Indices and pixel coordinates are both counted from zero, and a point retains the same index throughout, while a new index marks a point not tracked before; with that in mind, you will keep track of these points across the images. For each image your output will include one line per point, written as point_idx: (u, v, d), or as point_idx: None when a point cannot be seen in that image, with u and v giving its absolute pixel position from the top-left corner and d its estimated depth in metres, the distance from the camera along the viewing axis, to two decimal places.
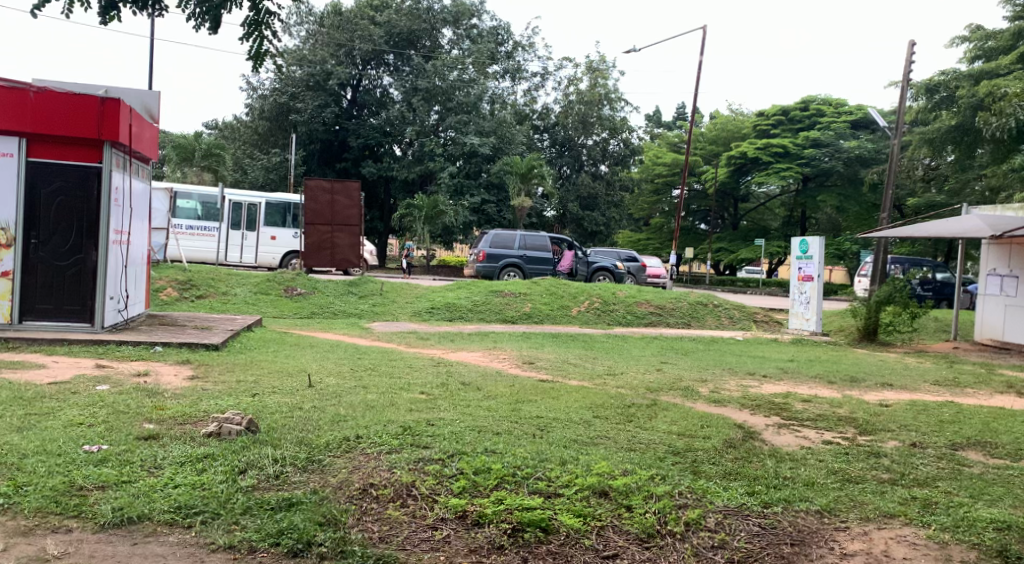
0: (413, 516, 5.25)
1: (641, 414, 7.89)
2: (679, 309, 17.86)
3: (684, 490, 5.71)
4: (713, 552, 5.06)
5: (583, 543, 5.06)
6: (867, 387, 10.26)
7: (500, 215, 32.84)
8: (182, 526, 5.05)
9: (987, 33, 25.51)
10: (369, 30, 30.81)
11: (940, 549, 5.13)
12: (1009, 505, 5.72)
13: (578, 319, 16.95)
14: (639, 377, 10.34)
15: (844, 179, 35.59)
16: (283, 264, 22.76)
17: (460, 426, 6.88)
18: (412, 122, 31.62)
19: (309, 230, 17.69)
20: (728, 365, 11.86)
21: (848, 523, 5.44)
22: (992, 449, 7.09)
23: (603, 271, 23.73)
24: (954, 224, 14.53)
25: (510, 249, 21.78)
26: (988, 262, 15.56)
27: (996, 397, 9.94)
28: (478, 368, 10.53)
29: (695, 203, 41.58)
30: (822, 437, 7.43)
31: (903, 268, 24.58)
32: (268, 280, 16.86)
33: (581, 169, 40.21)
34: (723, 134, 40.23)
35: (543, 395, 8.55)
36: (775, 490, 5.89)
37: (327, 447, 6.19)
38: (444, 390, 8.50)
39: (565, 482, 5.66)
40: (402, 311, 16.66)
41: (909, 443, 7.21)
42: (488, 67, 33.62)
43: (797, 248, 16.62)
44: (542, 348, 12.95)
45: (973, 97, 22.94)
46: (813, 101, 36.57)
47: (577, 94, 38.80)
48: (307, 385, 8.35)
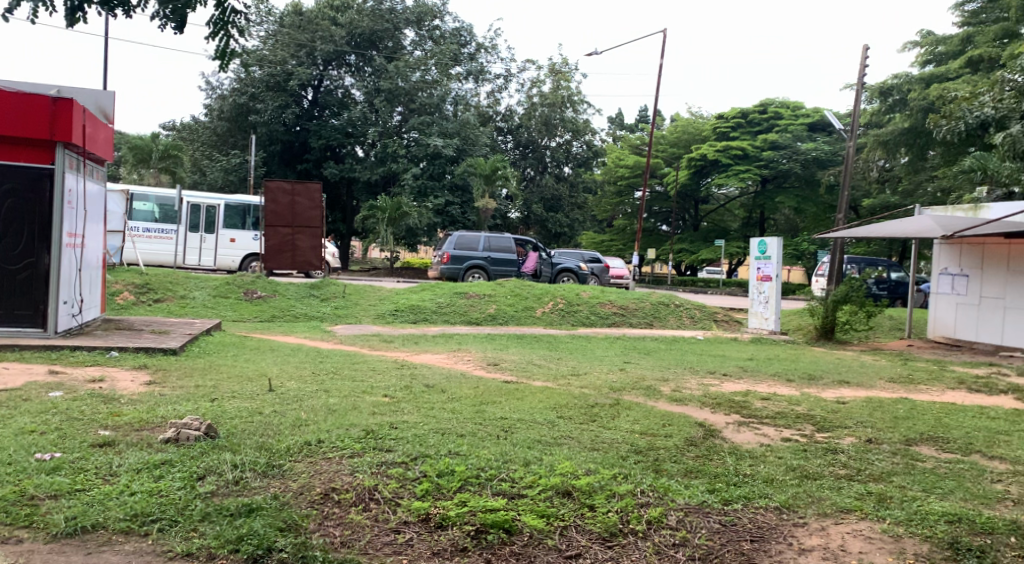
0: (375, 520, 5.23)
1: (604, 414, 7.92)
2: (641, 309, 17.99)
3: (646, 488, 5.77)
4: (675, 551, 5.10)
5: (546, 543, 5.08)
6: (825, 385, 10.43)
7: (464, 217, 32.83)
8: (138, 534, 4.98)
9: (937, 38, 26.10)
10: (330, 31, 30.59)
11: (893, 542, 5.24)
12: (961, 498, 5.86)
13: (542, 320, 16.99)
14: (603, 377, 10.38)
15: (801, 181, 36.09)
16: (243, 266, 22.35)
17: (424, 429, 6.85)
18: (374, 122, 31.51)
19: (269, 232, 17.49)
20: (690, 364, 11.95)
21: (806, 519, 5.52)
22: (944, 444, 7.26)
23: (567, 272, 23.79)
24: (908, 224, 14.83)
25: (475, 250, 21.76)
26: (939, 261, 15.90)
27: (948, 393, 10.18)
28: (442, 369, 10.51)
29: (657, 205, 41.89)
30: (780, 435, 7.53)
31: (860, 268, 25.03)
32: (228, 283, 16.67)
33: (545, 172, 40.36)
34: (685, 136, 40.54)
35: (508, 396, 8.58)
36: (735, 487, 5.97)
37: (288, 452, 6.13)
38: (408, 393, 8.48)
39: (529, 483, 5.69)
40: (365, 314, 16.55)
41: (865, 439, 7.35)
42: (451, 68, 33.64)
43: (755, 249, 16.80)
44: (507, 349, 13.00)
45: (924, 100, 23.55)
46: (771, 104, 37.18)
47: (540, 96, 38.85)
48: (267, 389, 8.27)
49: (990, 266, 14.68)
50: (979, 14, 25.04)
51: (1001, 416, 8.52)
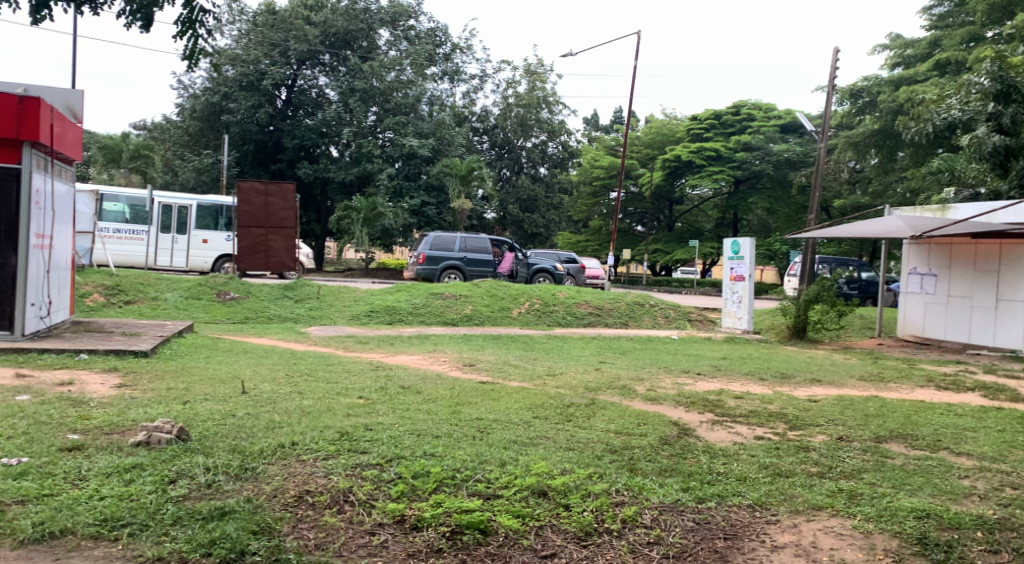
0: (350, 522, 5.21)
1: (579, 413, 7.95)
2: (617, 309, 18.06)
3: (621, 487, 5.81)
4: (649, 549, 5.13)
5: (521, 543, 5.08)
6: (797, 384, 10.54)
7: (439, 217, 32.70)
8: (108, 539, 4.91)
9: (906, 41, 26.55)
10: (304, 30, 30.44)
11: (864, 539, 5.30)
12: (929, 494, 5.95)
13: (518, 320, 17.02)
14: (578, 377, 10.41)
15: (773, 182, 36.47)
16: (215, 268, 22.11)
17: (399, 431, 6.83)
18: (349, 122, 31.36)
19: (243, 233, 17.35)
20: (665, 364, 12.01)
21: (779, 517, 5.57)
22: (914, 441, 7.36)
23: (543, 273, 23.83)
24: (879, 224, 15.02)
25: (451, 251, 21.71)
26: (909, 261, 16.11)
27: (917, 391, 10.33)
28: (417, 370, 10.48)
29: (632, 206, 42.13)
30: (753, 433, 7.60)
31: (831, 268, 25.32)
32: (200, 285, 16.51)
33: (520, 172, 40.42)
34: (659, 138, 40.56)
35: (483, 397, 8.57)
36: (709, 485, 6.02)
37: (262, 454, 6.09)
38: (383, 395, 8.44)
39: (505, 483, 5.70)
40: (340, 315, 16.44)
41: (836, 437, 7.44)
42: (426, 68, 33.62)
43: (728, 249, 16.93)
44: (483, 349, 13.02)
45: (893, 102, 23.87)
46: (743, 106, 37.43)
47: (515, 96, 38.91)
48: (240, 391, 8.20)
49: (957, 265, 14.91)
50: (946, 18, 25.38)
51: (968, 413, 8.67)
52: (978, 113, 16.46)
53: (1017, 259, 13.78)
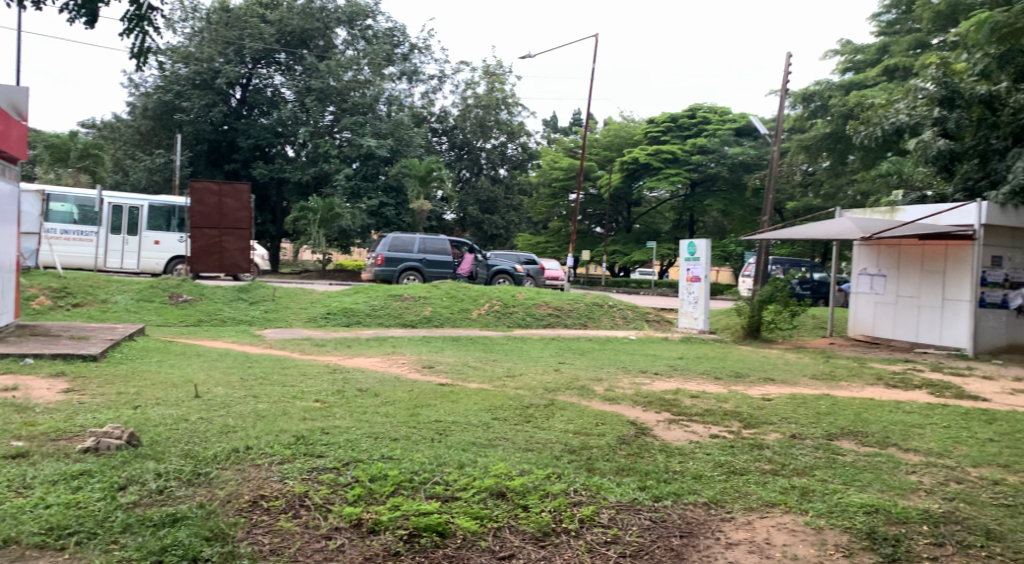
0: (305, 527, 5.15)
1: (539, 414, 7.98)
2: (576, 309, 18.16)
3: (579, 487, 5.85)
4: (607, 548, 5.16)
5: (479, 545, 5.08)
6: (751, 382, 10.72)
7: (398, 218, 32.47)
8: (53, 548, 4.80)
9: (856, 47, 27.11)
10: (259, 29, 29.97)
11: (816, 534, 5.39)
12: (878, 489, 6.08)
13: (477, 321, 17.02)
14: (538, 378, 10.44)
15: (729, 184, 37.04)
16: (168, 269, 21.74)
17: (356, 434, 6.79)
18: (305, 122, 31.01)
19: (196, 234, 17.08)
20: (623, 364, 12.11)
21: (733, 514, 5.65)
22: (863, 438, 7.51)
23: (503, 275, 23.88)
24: (830, 226, 15.28)
25: (410, 252, 21.61)
26: (859, 262, 16.43)
27: (867, 389, 10.56)
28: (375, 372, 10.41)
29: (591, 207, 42.41)
30: (709, 432, 7.70)
31: (784, 268, 25.78)
32: (152, 287, 16.21)
33: (480, 173, 40.47)
34: (617, 140, 40.66)
35: (442, 399, 8.54)
36: (665, 483, 6.08)
37: (215, 459, 6.00)
38: (340, 398, 8.37)
39: (462, 485, 5.69)
40: (296, 317, 16.24)
41: (789, 435, 7.56)
42: (384, 68, 33.45)
43: (685, 250, 17.12)
44: (443, 351, 12.99)
45: (844, 105, 24.33)
46: (699, 109, 37.83)
47: (474, 98, 38.90)
48: (193, 395, 8.07)
49: (905, 266, 15.25)
50: (893, 25, 26.00)
51: (916, 409, 8.89)
52: (924, 118, 16.77)
53: (962, 260, 14.14)
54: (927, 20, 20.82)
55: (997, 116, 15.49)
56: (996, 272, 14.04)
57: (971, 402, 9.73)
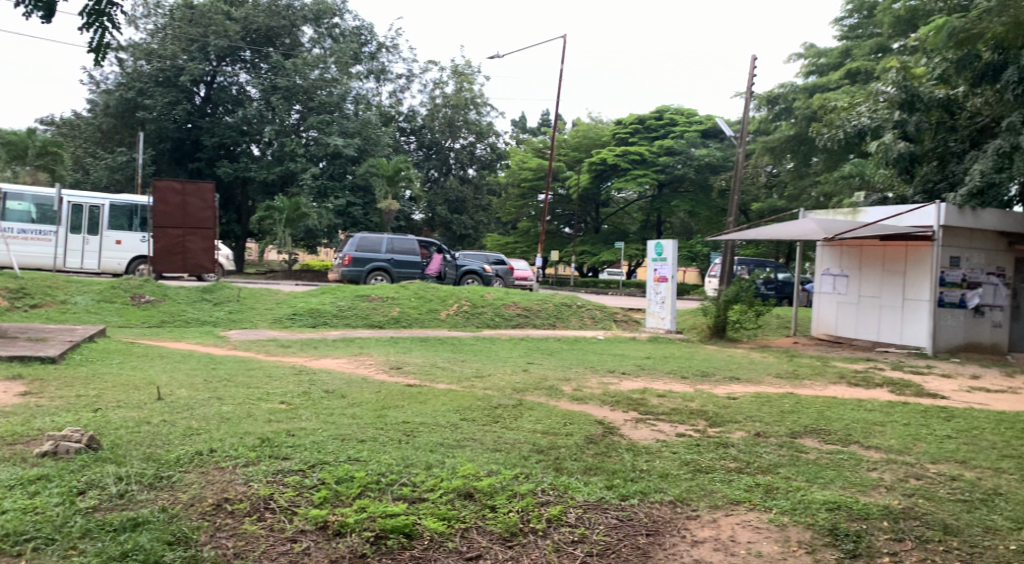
0: (271, 530, 5.11)
1: (507, 414, 7.99)
2: (544, 309, 18.19)
3: (546, 486, 5.86)
4: (573, 547, 5.18)
5: (446, 546, 5.07)
6: (717, 381, 10.82)
7: (366, 218, 32.30)
8: (10, 554, 4.71)
9: (820, 50, 27.48)
10: (224, 26, 29.61)
11: (779, 531, 5.45)
12: (840, 486, 6.17)
13: (446, 322, 16.99)
14: (506, 378, 10.44)
15: (695, 186, 37.38)
16: (130, 269, 21.40)
17: (323, 436, 6.74)
18: (270, 120, 30.71)
19: (159, 234, 16.83)
20: (590, 363, 12.16)
21: (699, 512, 5.70)
22: (826, 436, 7.62)
23: (472, 275, 23.88)
24: (794, 227, 15.48)
25: (378, 252, 21.48)
26: (822, 262, 16.64)
27: (831, 387, 10.71)
28: (341, 374, 10.34)
29: (560, 207, 42.51)
30: (675, 430, 7.76)
31: (749, 268, 26.06)
32: (113, 288, 15.94)
33: (448, 172, 40.37)
34: (586, 141, 40.77)
35: (410, 399, 8.50)
36: (632, 482, 6.11)
37: (178, 462, 5.92)
38: (306, 399, 8.32)
39: (430, 486, 5.67)
40: (261, 318, 16.06)
41: (754, 433, 7.63)
42: (352, 67, 33.28)
43: (652, 251, 17.24)
44: (410, 352, 12.95)
45: (807, 108, 24.65)
46: (666, 111, 38.14)
47: (443, 97, 38.85)
48: (155, 397, 7.95)
49: (867, 266, 15.48)
50: (856, 29, 26.41)
51: (877, 407, 9.03)
52: (885, 121, 17.18)
53: (921, 261, 14.39)
54: (888, 24, 21.15)
55: (955, 120, 16.09)
56: (954, 272, 14.32)
57: (930, 400, 9.92)
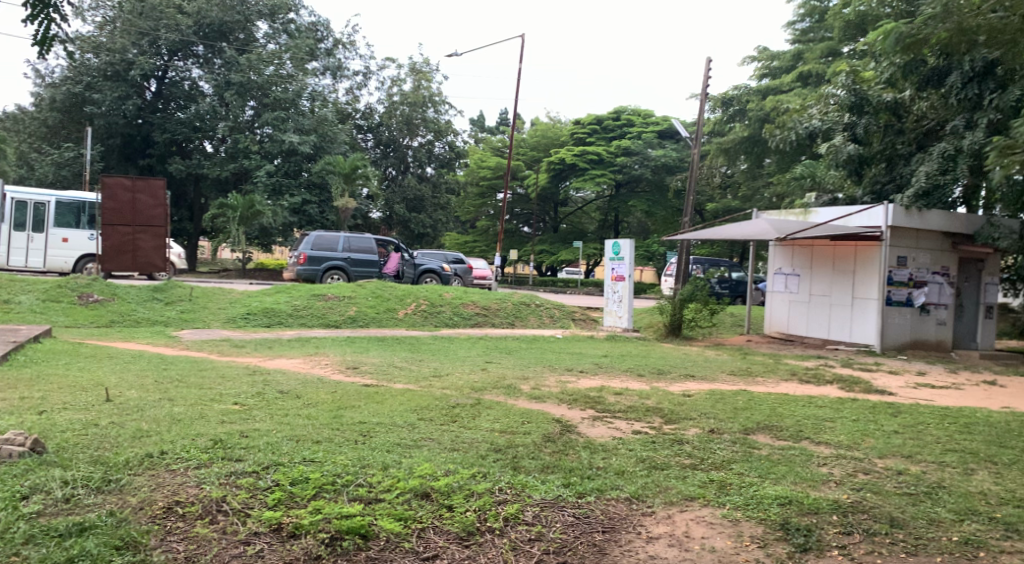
0: (223, 532, 5.03)
1: (465, 414, 7.96)
2: (503, 309, 18.19)
3: (504, 485, 5.86)
4: (530, 545, 5.20)
5: (402, 546, 5.04)
6: (672, 379, 10.94)
7: (322, 216, 32.03)
8: None
9: (772, 54, 27.96)
10: (176, 19, 29.07)
11: (733, 526, 5.52)
12: (792, 482, 6.27)
13: (404, 321, 16.90)
14: (464, 378, 10.42)
15: (651, 186, 37.76)
16: (77, 268, 20.89)
17: (277, 437, 6.66)
18: (224, 117, 30.27)
19: (107, 232, 16.47)
20: (548, 362, 12.22)
21: (654, 508, 5.75)
22: (778, 432, 7.74)
23: (430, 273, 23.81)
24: (748, 228, 15.68)
25: (334, 251, 21.27)
26: (775, 262, 16.89)
27: (782, 384, 10.90)
28: (297, 374, 10.23)
29: (519, 207, 42.49)
30: (632, 428, 7.82)
31: (704, 268, 26.36)
32: (60, 287, 15.56)
33: (406, 171, 40.16)
34: (544, 141, 40.90)
35: (367, 399, 8.44)
36: (589, 480, 6.15)
37: (127, 465, 5.80)
38: (260, 399, 8.22)
39: (386, 487, 5.63)
40: (214, 317, 15.80)
41: (708, 430, 7.73)
42: (307, 63, 32.95)
43: (609, 250, 17.32)
44: (368, 351, 12.90)
45: (760, 110, 25.01)
46: (623, 111, 38.47)
47: (400, 94, 38.72)
48: (103, 399, 7.77)
49: (818, 265, 15.76)
50: (807, 33, 26.88)
51: (827, 404, 9.21)
52: (835, 123, 17.51)
53: (870, 260, 14.69)
54: (838, 28, 21.54)
55: (903, 123, 16.39)
56: (901, 271, 14.66)
57: (878, 396, 10.14)
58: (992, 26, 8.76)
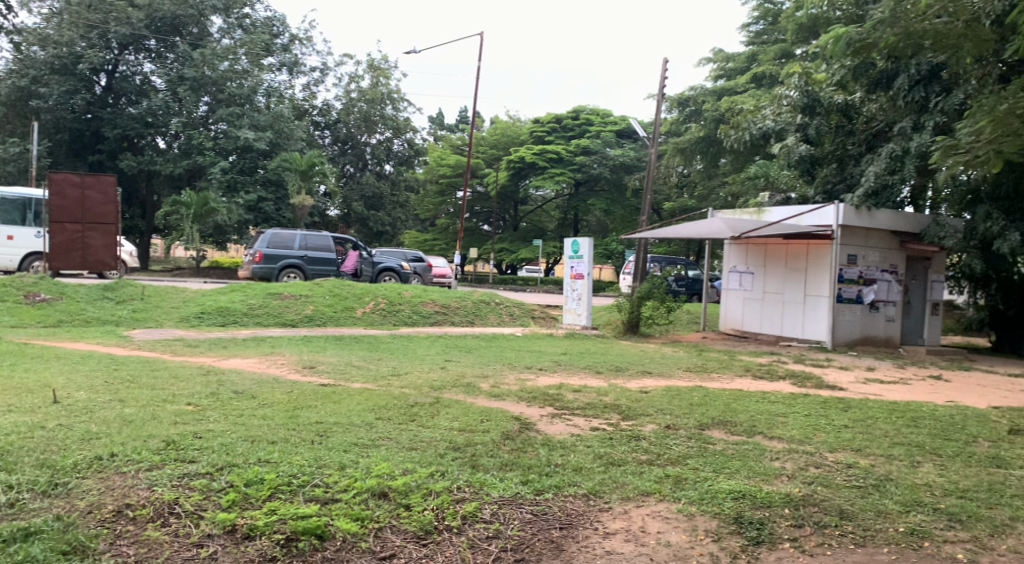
0: (175, 536, 4.97)
1: (424, 413, 7.93)
2: (463, 307, 18.15)
3: (462, 483, 5.85)
4: (487, 543, 5.20)
5: (359, 546, 5.02)
6: (630, 375, 11.04)
7: (278, 214, 31.65)
8: None
9: (727, 55, 28.32)
10: (126, 12, 28.45)
11: (688, 521, 5.59)
12: (746, 476, 6.36)
13: (362, 320, 16.77)
14: (423, 376, 10.39)
15: (610, 185, 38.01)
16: (23, 267, 20.34)
17: (231, 437, 6.57)
18: (177, 112, 29.70)
19: (55, 229, 16.09)
20: (507, 360, 12.23)
21: (610, 504, 5.79)
22: (732, 427, 7.85)
23: (388, 272, 23.69)
24: (704, 226, 15.84)
25: (290, 249, 21.02)
26: (730, 260, 17.11)
27: (736, 380, 11.07)
28: (253, 374, 10.10)
29: (479, 205, 42.39)
30: (590, 424, 7.87)
31: (661, 266, 26.60)
32: (5, 286, 15.14)
33: (365, 168, 39.86)
34: (503, 139, 40.99)
35: (324, 399, 8.36)
36: (547, 477, 6.17)
37: (75, 468, 5.67)
38: (215, 400, 8.09)
39: (343, 487, 5.59)
40: (168, 316, 15.52)
41: (664, 426, 7.81)
42: (263, 59, 32.48)
43: (567, 248, 17.37)
44: (326, 350, 12.81)
45: (716, 110, 25.32)
46: (583, 110, 38.60)
47: (358, 91, 38.41)
48: (51, 401, 7.59)
49: (772, 263, 16.01)
50: (761, 35, 27.30)
51: (779, 399, 9.37)
52: (788, 124, 17.81)
53: (822, 259, 14.97)
54: (791, 31, 21.84)
55: (853, 123, 16.77)
56: (852, 269, 14.96)
57: (829, 391, 10.34)
58: (936, 31, 8.91)
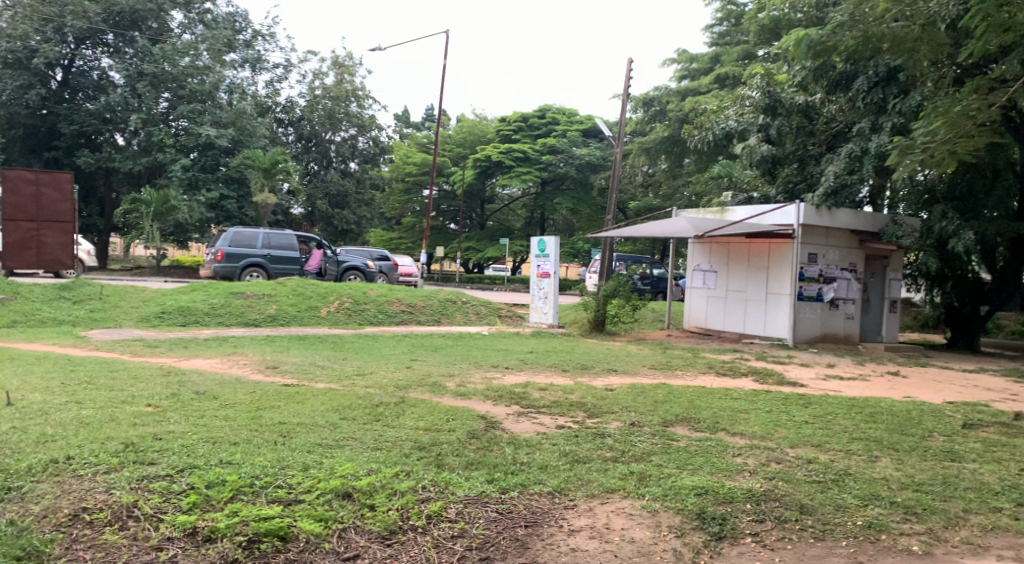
0: (134, 539, 4.90)
1: (389, 412, 7.89)
2: (429, 306, 18.09)
3: (427, 483, 5.83)
4: (452, 542, 5.19)
5: (323, 547, 4.98)
6: (595, 373, 11.09)
7: (241, 212, 31.24)
8: None
9: (691, 56, 28.50)
10: (83, 6, 27.94)
11: (652, 517, 5.62)
12: (708, 472, 6.43)
13: (327, 320, 16.63)
14: (388, 376, 10.34)
15: (576, 184, 38.12)
16: None
17: (192, 439, 6.47)
18: (136, 108, 29.18)
19: (9, 227, 15.71)
20: (473, 359, 12.21)
21: (575, 502, 5.80)
22: (695, 424, 7.92)
23: (353, 271, 23.56)
24: (668, 225, 15.95)
25: (253, 247, 20.77)
26: (693, 258, 17.26)
27: (700, 377, 11.17)
28: (215, 374, 9.97)
29: (445, 203, 42.26)
30: (556, 422, 7.89)
31: (627, 265, 26.75)
32: None
33: (329, 166, 39.48)
34: (470, 137, 41.17)
35: (287, 399, 8.27)
36: (512, 475, 6.17)
37: (30, 471, 5.56)
38: (174, 401, 7.95)
39: (306, 488, 5.53)
40: (128, 316, 15.27)
41: (629, 423, 7.86)
42: (224, 55, 32.07)
43: (533, 247, 17.39)
44: (289, 350, 12.68)
45: (680, 111, 25.54)
46: (549, 110, 38.66)
47: (322, 89, 38.08)
48: (5, 403, 7.42)
49: (734, 262, 16.18)
50: (725, 36, 27.52)
51: (742, 396, 9.47)
52: (750, 124, 17.99)
53: (783, 257, 15.17)
54: (753, 32, 22.07)
55: (813, 124, 17.00)
56: (813, 267, 15.17)
57: (790, 388, 10.48)
58: (894, 34, 9.13)
